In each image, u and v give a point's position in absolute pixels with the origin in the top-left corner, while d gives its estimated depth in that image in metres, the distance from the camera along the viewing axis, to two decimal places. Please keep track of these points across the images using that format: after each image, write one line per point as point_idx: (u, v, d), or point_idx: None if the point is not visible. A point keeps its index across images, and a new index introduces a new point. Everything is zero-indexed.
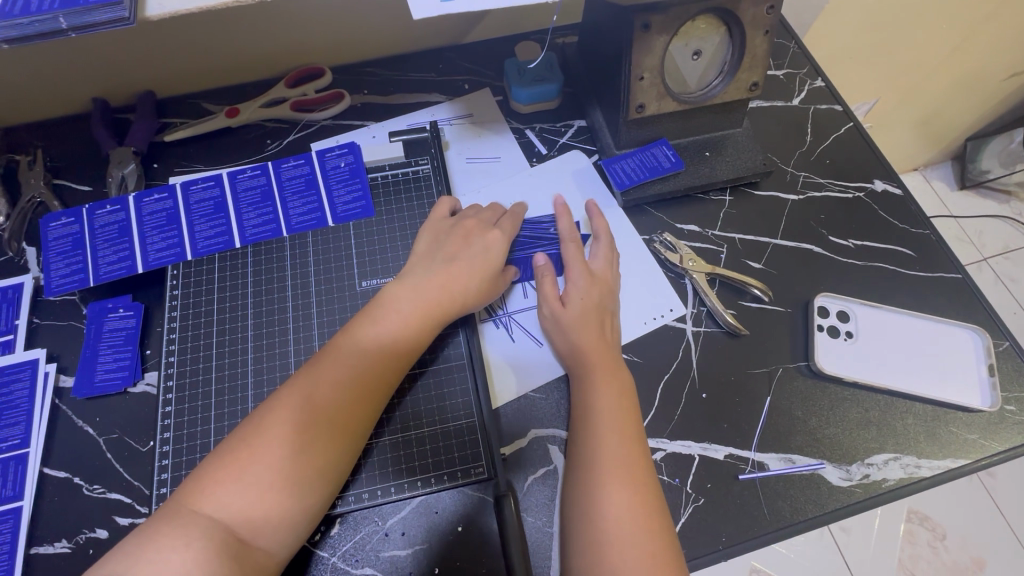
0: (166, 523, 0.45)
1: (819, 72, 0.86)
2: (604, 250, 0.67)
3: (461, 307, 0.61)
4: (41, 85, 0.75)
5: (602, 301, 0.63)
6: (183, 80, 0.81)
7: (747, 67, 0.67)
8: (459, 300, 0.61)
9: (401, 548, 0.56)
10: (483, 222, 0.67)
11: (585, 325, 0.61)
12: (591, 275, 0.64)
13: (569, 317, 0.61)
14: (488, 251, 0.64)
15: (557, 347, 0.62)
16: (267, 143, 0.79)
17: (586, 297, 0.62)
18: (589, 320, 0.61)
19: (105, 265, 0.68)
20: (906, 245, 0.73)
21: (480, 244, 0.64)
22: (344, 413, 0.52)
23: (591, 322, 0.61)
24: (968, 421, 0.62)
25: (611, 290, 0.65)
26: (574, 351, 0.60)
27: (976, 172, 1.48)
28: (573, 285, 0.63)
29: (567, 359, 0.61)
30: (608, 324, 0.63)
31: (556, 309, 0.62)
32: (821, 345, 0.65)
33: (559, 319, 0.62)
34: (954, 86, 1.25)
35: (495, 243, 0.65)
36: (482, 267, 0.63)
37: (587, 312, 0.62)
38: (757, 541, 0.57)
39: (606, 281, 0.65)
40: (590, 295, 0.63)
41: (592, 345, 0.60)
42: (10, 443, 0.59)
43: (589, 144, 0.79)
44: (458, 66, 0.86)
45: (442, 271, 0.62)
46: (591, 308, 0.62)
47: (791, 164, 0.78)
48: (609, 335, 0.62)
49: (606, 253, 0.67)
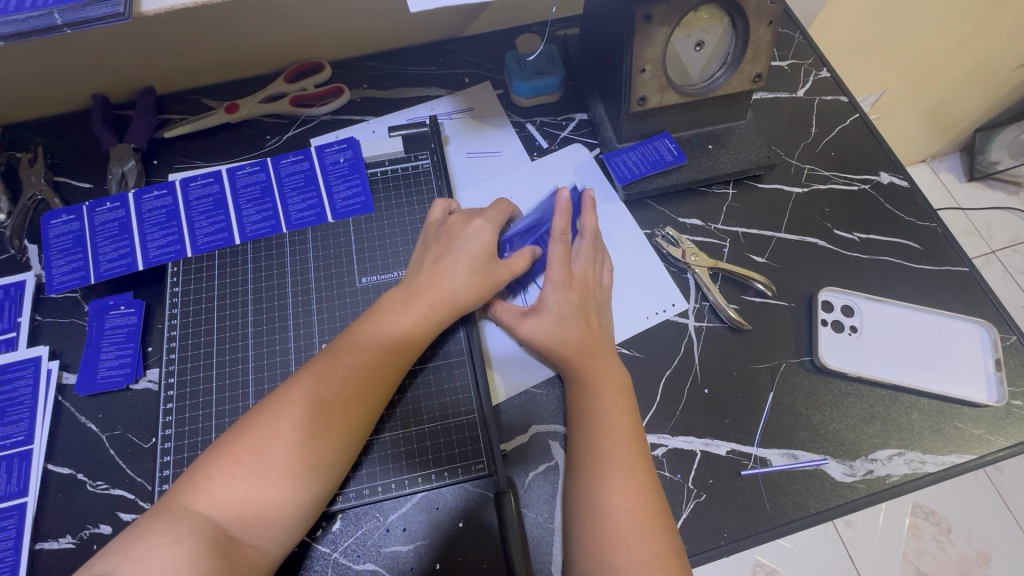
0: (159, 518, 0.45)
1: (825, 63, 0.85)
2: (588, 249, 0.64)
3: (458, 309, 0.61)
4: (41, 81, 0.75)
5: (582, 304, 0.62)
6: (182, 76, 0.81)
7: (751, 57, 0.66)
8: (455, 298, 0.60)
9: (402, 544, 0.56)
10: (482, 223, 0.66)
11: (562, 329, 0.60)
12: (569, 277, 0.62)
13: (544, 323, 0.61)
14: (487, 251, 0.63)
15: (538, 352, 0.62)
16: (267, 139, 0.79)
17: (562, 302, 0.61)
18: (567, 324, 0.60)
19: (105, 262, 0.68)
20: (912, 238, 0.72)
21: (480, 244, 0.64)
22: (336, 411, 0.52)
23: (569, 327, 0.60)
24: (973, 417, 0.62)
25: (595, 293, 0.63)
26: (559, 355, 0.60)
27: (984, 163, 1.46)
28: (546, 291, 0.62)
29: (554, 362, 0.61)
30: (595, 326, 0.61)
31: (532, 316, 0.62)
32: (824, 339, 0.64)
33: (537, 325, 0.61)
34: (963, 76, 1.22)
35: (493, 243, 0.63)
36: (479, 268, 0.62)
37: (564, 317, 0.60)
38: (759, 537, 0.57)
39: (588, 283, 0.63)
40: (566, 299, 0.61)
41: (570, 349, 0.59)
42: (14, 439, 0.60)
43: (591, 138, 0.79)
44: (458, 59, 0.85)
45: (436, 269, 0.61)
46: (569, 312, 0.61)
47: (795, 156, 0.77)
48: (591, 338, 0.60)
49: (588, 252, 0.64)
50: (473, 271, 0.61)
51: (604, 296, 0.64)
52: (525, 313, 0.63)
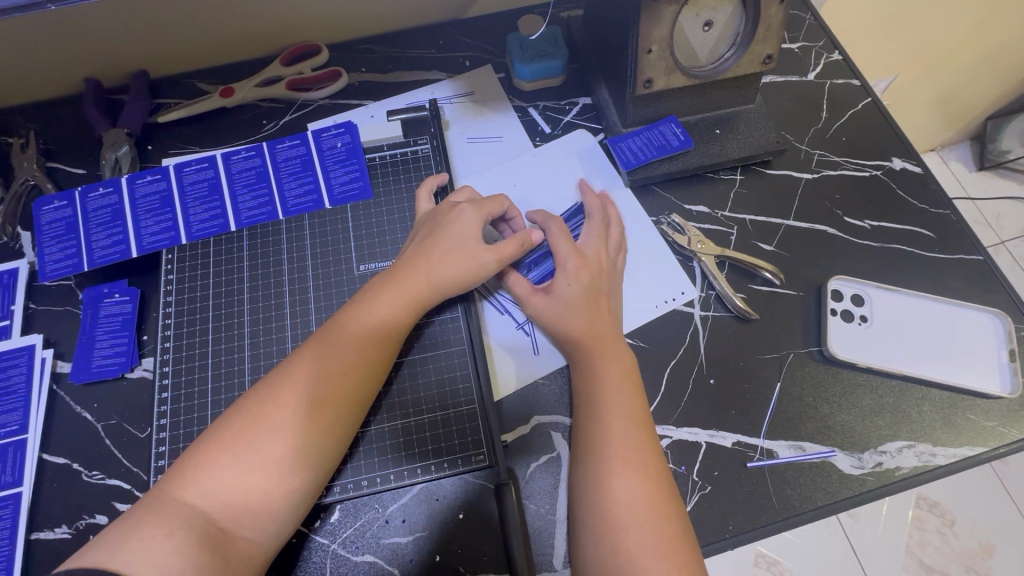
0: (148, 512, 0.44)
1: (836, 45, 0.82)
2: (599, 227, 0.64)
3: (443, 294, 0.60)
4: (30, 63, 0.73)
5: (594, 284, 0.60)
6: (176, 59, 0.79)
7: (762, 38, 0.63)
8: (439, 281, 0.59)
9: (401, 535, 0.55)
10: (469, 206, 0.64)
11: (572, 311, 0.59)
12: (579, 258, 0.61)
13: (557, 305, 0.60)
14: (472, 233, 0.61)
15: (550, 334, 0.61)
16: (263, 124, 0.77)
17: (573, 284, 0.60)
18: (576, 307, 0.59)
19: (99, 249, 0.66)
20: (925, 226, 0.70)
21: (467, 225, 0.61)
22: (320, 393, 0.51)
23: (580, 309, 0.59)
24: (986, 408, 0.60)
25: (604, 271, 0.62)
26: (567, 338, 0.59)
27: (995, 152, 1.43)
28: (559, 272, 0.61)
29: (563, 346, 0.60)
30: (604, 308, 0.60)
31: (542, 299, 0.61)
32: (834, 329, 0.63)
33: (547, 310, 0.60)
34: (977, 62, 1.19)
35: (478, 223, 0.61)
36: (468, 251, 0.60)
37: (575, 300, 0.59)
38: (765, 530, 0.55)
39: (600, 263, 0.62)
40: (578, 280, 0.60)
41: (582, 330, 0.58)
42: (9, 429, 0.59)
43: (595, 122, 0.77)
44: (458, 42, 0.83)
45: (423, 254, 0.60)
46: (579, 295, 0.59)
47: (805, 141, 0.75)
48: (604, 321, 0.59)
49: (599, 231, 0.64)
50: (462, 258, 0.60)
51: (616, 275, 0.63)
52: (534, 295, 0.61)
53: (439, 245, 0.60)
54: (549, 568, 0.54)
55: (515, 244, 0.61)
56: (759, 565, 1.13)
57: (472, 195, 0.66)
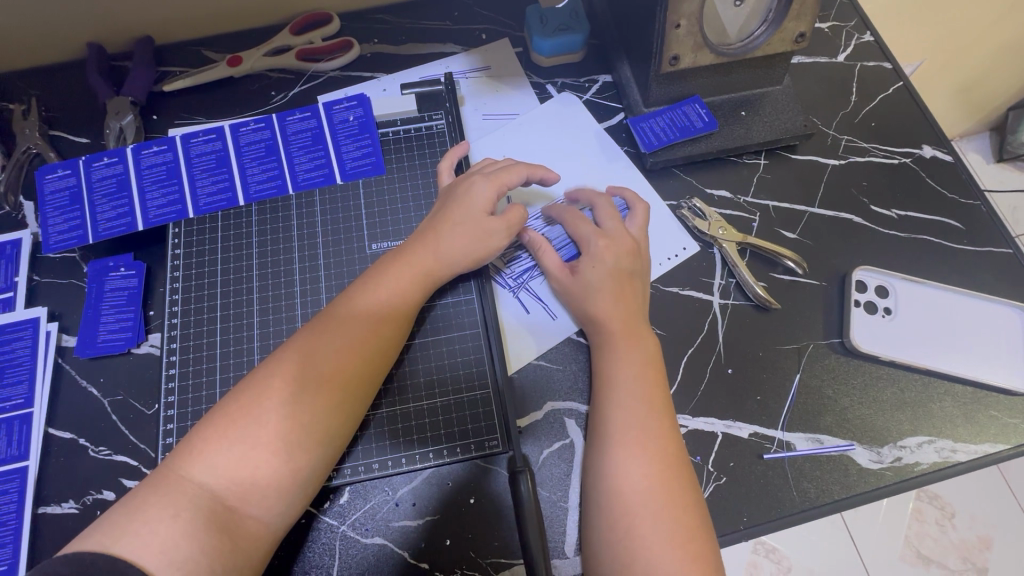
0: (154, 491, 0.43)
1: (868, 25, 0.79)
2: (609, 211, 0.62)
3: (450, 272, 0.58)
4: (28, 25, 0.70)
5: (620, 268, 0.58)
6: (180, 25, 0.76)
7: (796, 15, 0.60)
8: (446, 259, 0.58)
9: (411, 519, 0.54)
10: (484, 173, 0.62)
11: (601, 298, 0.57)
12: (604, 239, 0.59)
13: (580, 289, 0.58)
14: (478, 207, 0.59)
15: (575, 313, 0.60)
16: (272, 95, 0.74)
17: (602, 270, 0.58)
18: (602, 294, 0.57)
19: (104, 221, 0.65)
20: (954, 216, 0.67)
21: (475, 206, 0.59)
22: (324, 370, 0.50)
23: (608, 293, 0.57)
24: (1008, 405, 0.59)
25: (638, 254, 0.60)
26: (596, 321, 0.57)
27: (1016, 143, 1.38)
28: (589, 256, 0.59)
29: (585, 326, 0.59)
30: (638, 294, 0.58)
31: (567, 279, 0.59)
32: (857, 321, 0.61)
33: (571, 292, 0.59)
34: (1009, 48, 1.14)
35: (486, 196, 0.60)
36: (474, 227, 0.59)
37: (617, 286, 0.57)
38: (780, 522, 0.55)
39: (632, 247, 0.59)
40: (608, 265, 0.58)
41: (618, 314, 0.56)
42: (14, 402, 0.58)
43: (615, 101, 0.74)
44: (474, 14, 0.80)
45: (431, 233, 0.59)
46: (623, 278, 0.58)
47: (833, 126, 0.72)
48: (643, 306, 0.58)
49: (611, 213, 0.61)
50: (473, 235, 0.59)
51: (646, 258, 0.61)
52: (561, 272, 0.60)
53: (449, 220, 0.59)
54: (561, 556, 0.53)
55: (521, 212, 0.60)
56: (758, 552, 1.13)
57: (492, 162, 0.65)
